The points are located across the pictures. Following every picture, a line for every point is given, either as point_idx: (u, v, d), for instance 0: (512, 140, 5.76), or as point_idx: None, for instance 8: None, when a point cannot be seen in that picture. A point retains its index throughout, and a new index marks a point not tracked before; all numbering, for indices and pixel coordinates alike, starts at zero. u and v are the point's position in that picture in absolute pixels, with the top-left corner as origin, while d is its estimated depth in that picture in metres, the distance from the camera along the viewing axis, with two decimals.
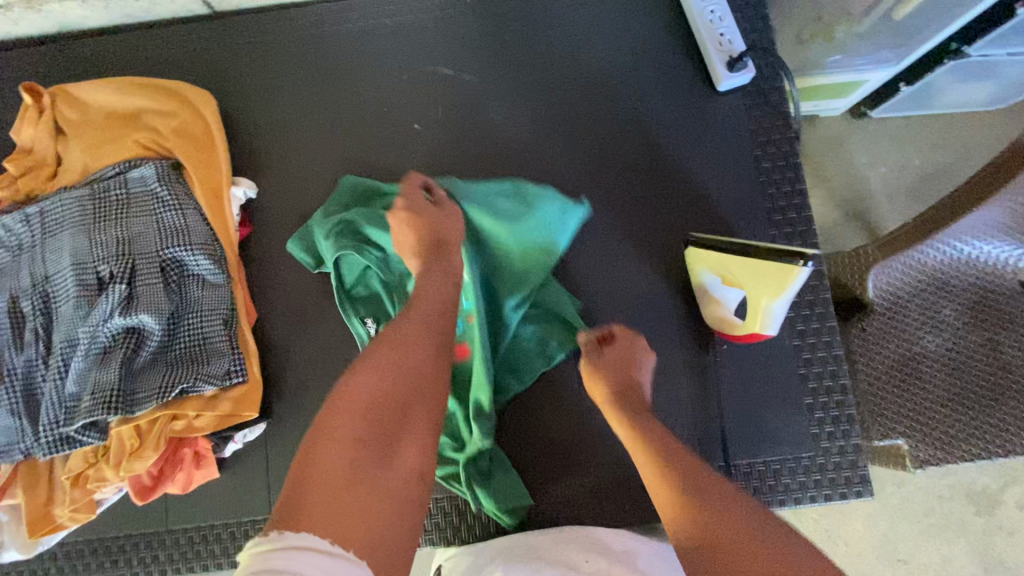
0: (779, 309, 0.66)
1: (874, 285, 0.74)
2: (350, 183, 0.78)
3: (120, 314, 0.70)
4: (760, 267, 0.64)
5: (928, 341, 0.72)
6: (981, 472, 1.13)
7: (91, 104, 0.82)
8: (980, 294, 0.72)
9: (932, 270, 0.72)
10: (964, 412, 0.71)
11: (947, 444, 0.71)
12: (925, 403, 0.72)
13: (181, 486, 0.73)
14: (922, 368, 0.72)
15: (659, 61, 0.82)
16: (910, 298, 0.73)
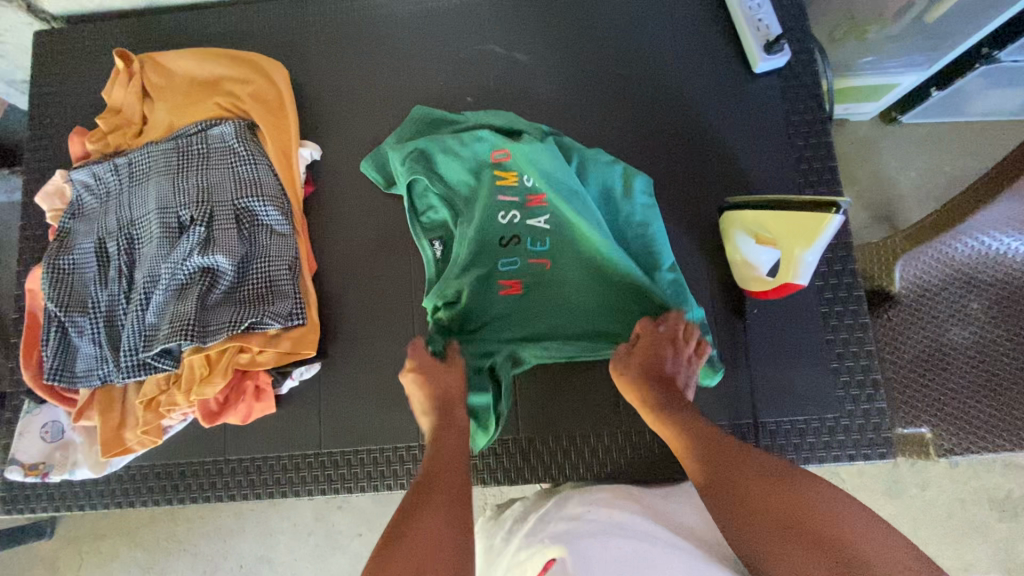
0: (812, 259, 0.69)
1: (901, 274, 0.75)
2: (421, 112, 0.87)
3: (198, 254, 0.77)
4: (795, 221, 0.69)
5: (955, 332, 0.73)
6: (1005, 474, 1.15)
7: (176, 70, 0.91)
8: (1009, 288, 0.73)
9: (960, 262, 0.73)
10: (993, 404, 0.71)
11: (975, 435, 0.70)
12: (953, 394, 0.72)
13: (241, 417, 0.79)
14: (952, 360, 0.72)
15: (700, 45, 0.87)
16: (937, 289, 0.74)
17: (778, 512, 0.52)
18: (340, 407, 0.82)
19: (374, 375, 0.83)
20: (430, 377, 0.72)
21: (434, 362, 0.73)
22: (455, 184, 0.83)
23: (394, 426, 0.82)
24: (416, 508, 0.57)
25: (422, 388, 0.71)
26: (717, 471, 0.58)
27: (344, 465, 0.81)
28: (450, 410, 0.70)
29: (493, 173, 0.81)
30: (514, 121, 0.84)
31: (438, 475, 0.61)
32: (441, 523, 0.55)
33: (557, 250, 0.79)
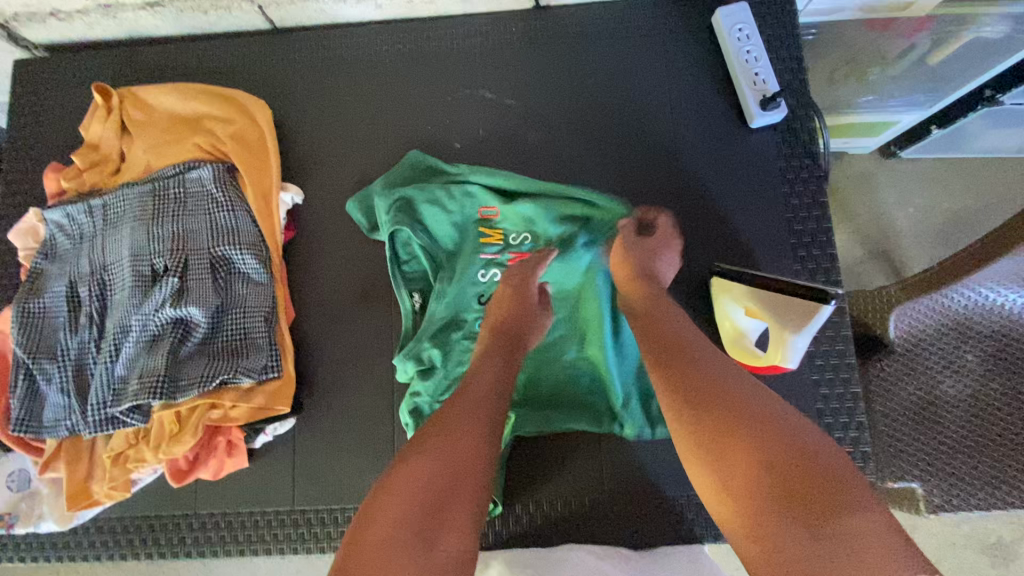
0: (801, 344, 0.66)
1: (895, 325, 0.75)
2: (414, 157, 0.84)
3: (170, 305, 0.75)
4: (786, 302, 0.67)
5: (947, 384, 0.73)
6: (996, 523, 1.14)
7: (156, 107, 0.88)
8: (1005, 341, 0.73)
9: (954, 313, 0.74)
10: (984, 458, 0.71)
11: (965, 490, 0.71)
12: (942, 447, 0.72)
13: (213, 472, 0.77)
14: (942, 413, 0.73)
15: (695, 96, 0.85)
16: (931, 339, 0.74)
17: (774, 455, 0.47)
18: (316, 462, 0.80)
19: (352, 431, 0.81)
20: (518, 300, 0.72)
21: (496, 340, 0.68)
22: (439, 234, 0.82)
23: (369, 484, 0.79)
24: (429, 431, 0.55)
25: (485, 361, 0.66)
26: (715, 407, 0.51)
27: (317, 523, 0.79)
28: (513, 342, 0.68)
29: (480, 231, 0.81)
30: (504, 174, 0.83)
31: (462, 397, 0.59)
32: (458, 442, 0.53)
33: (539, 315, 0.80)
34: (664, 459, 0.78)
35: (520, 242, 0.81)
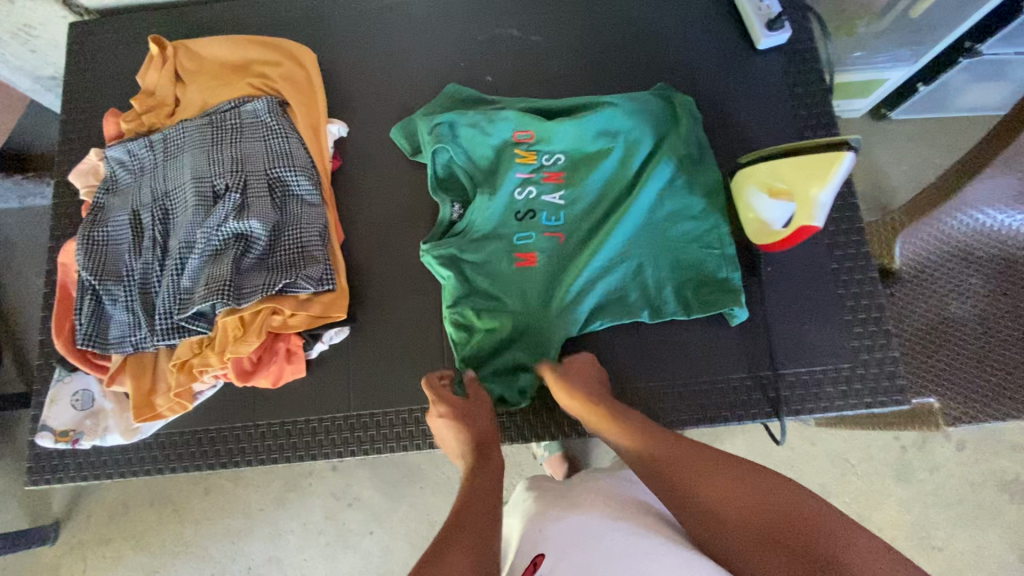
0: (826, 199, 0.70)
1: (902, 251, 0.78)
2: (454, 89, 0.91)
3: (233, 219, 0.80)
4: (807, 164, 0.69)
5: (955, 305, 0.78)
6: (1012, 461, 1.25)
7: (208, 56, 0.95)
8: (1004, 264, 0.79)
9: (956, 236, 0.77)
10: (1000, 375, 0.75)
11: (983, 404, 0.74)
12: (961, 364, 0.76)
13: (272, 379, 0.80)
14: (953, 330, 0.77)
15: (706, 25, 0.93)
16: (938, 263, 0.79)
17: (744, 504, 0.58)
18: (370, 370, 0.84)
19: (403, 339, 0.85)
20: (474, 411, 0.76)
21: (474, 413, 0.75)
22: (476, 155, 0.88)
23: (422, 388, 0.84)
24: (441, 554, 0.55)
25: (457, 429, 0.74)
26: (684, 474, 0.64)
27: (374, 426, 0.83)
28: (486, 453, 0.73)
29: (515, 152, 0.87)
30: (537, 104, 0.89)
31: (465, 524, 0.60)
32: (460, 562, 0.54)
33: (571, 230, 0.86)
34: (699, 350, 0.82)
35: (552, 162, 0.88)
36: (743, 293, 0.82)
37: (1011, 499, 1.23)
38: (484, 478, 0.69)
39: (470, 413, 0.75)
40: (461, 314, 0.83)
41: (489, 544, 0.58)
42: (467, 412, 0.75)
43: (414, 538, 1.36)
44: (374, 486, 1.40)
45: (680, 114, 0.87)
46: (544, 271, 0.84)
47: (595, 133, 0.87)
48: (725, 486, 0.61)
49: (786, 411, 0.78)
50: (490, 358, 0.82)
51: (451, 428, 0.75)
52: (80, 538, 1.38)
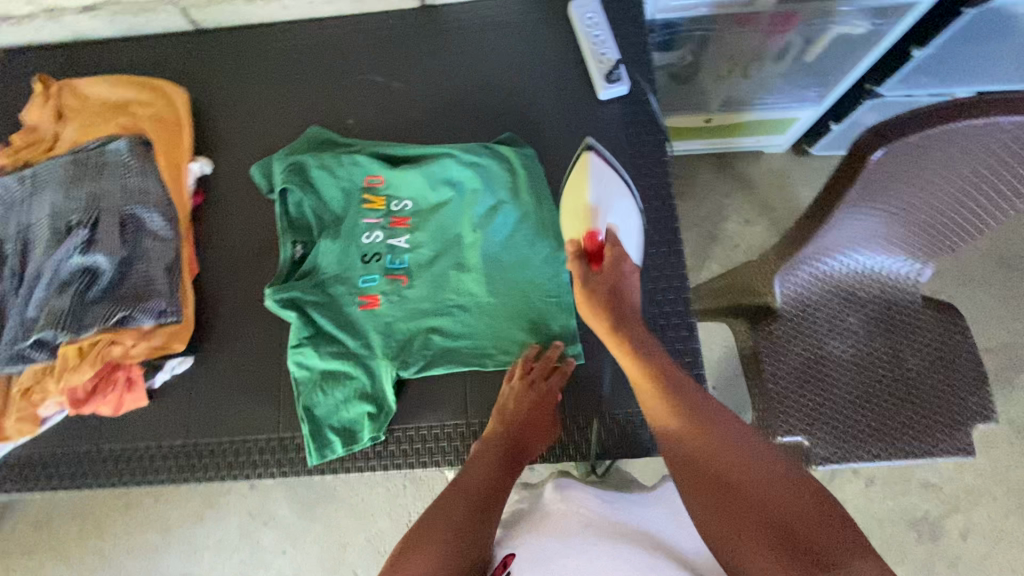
0: (596, 193, 0.85)
1: (782, 290, 1.14)
2: (314, 131, 0.96)
3: (79, 254, 0.84)
4: (578, 177, 0.88)
5: (831, 346, 1.14)
6: (923, 499, 1.29)
7: (89, 94, 1.00)
8: (870, 312, 1.15)
9: (838, 292, 1.16)
10: (851, 398, 1.10)
11: (837, 417, 1.09)
12: (827, 392, 1.11)
13: (112, 407, 0.84)
14: (822, 364, 1.13)
15: (556, 75, 0.98)
16: (818, 313, 1.16)
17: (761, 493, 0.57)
18: (210, 400, 0.88)
19: (243, 371, 0.89)
20: (528, 400, 0.81)
21: (548, 398, 0.82)
22: (328, 198, 0.92)
23: (256, 418, 0.87)
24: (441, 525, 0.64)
25: (530, 409, 0.80)
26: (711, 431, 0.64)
27: (208, 455, 0.86)
28: (518, 457, 0.77)
29: (364, 196, 0.92)
30: (390, 149, 0.94)
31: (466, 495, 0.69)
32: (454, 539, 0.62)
33: (412, 273, 0.89)
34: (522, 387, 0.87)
35: (399, 207, 0.92)
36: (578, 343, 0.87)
37: (919, 538, 1.27)
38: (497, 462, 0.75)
39: (544, 410, 0.81)
40: (301, 354, 0.85)
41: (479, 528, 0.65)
42: (542, 409, 0.81)
43: (324, 559, 1.52)
44: (289, 506, 1.56)
45: (518, 164, 0.91)
46: (381, 313, 0.88)
47: (439, 180, 0.91)
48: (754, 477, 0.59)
49: (612, 447, 0.84)
50: (325, 396, 0.84)
51: (529, 405, 0.80)
52: (22, 544, 1.58)
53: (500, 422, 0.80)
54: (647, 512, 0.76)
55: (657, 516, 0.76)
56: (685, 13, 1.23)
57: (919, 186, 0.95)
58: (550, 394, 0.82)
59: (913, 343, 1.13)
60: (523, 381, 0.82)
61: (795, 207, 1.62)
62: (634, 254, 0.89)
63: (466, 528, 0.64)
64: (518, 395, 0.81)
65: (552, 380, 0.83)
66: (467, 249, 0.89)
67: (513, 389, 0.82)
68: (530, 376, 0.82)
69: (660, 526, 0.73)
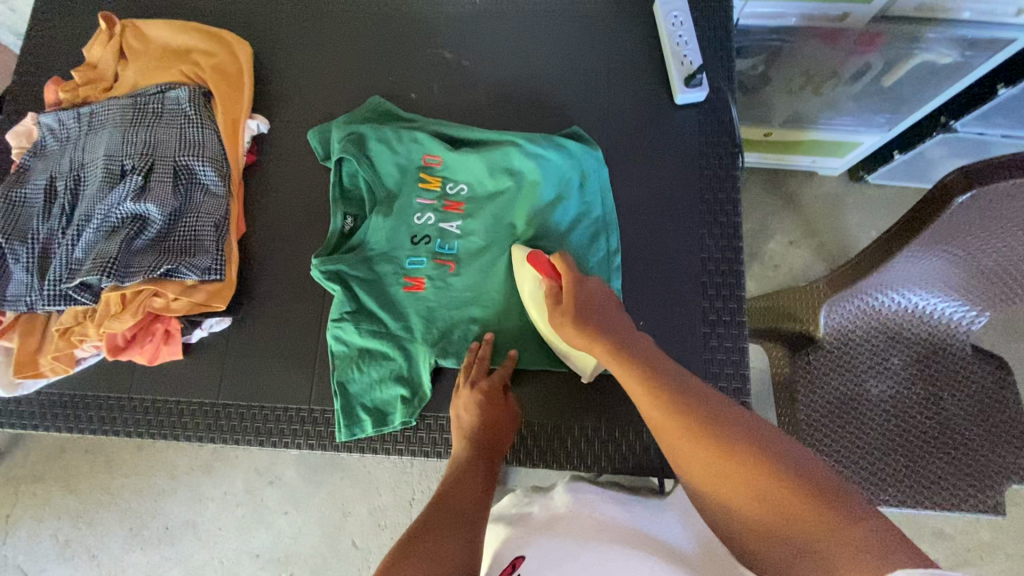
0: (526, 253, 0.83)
1: (827, 320, 1.09)
2: (376, 102, 0.94)
3: (131, 201, 0.83)
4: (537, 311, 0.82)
5: (869, 385, 1.10)
6: (935, 547, 1.27)
7: (152, 37, 0.98)
8: (917, 354, 1.11)
9: (886, 329, 1.12)
10: (880, 439, 1.07)
11: (863, 458, 1.06)
12: (856, 430, 1.08)
13: (148, 357, 0.84)
14: (856, 401, 1.09)
15: (631, 72, 0.94)
16: (862, 349, 1.12)
17: (748, 477, 0.52)
18: (243, 362, 0.87)
19: (280, 338, 0.88)
20: (487, 406, 0.79)
21: (498, 399, 0.80)
22: (383, 172, 0.89)
23: (288, 387, 0.86)
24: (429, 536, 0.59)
25: (488, 415, 0.79)
26: (695, 422, 0.57)
27: (236, 417, 0.85)
28: (493, 460, 0.76)
29: (420, 175, 0.89)
30: (451, 129, 0.91)
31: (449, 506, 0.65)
32: (446, 548, 0.58)
33: (460, 260, 0.87)
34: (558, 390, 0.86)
35: (454, 190, 0.89)
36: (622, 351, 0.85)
37: None
38: (478, 471, 0.73)
39: (498, 408, 0.80)
40: (340, 329, 0.84)
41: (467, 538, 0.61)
42: (495, 406, 0.80)
43: (325, 525, 1.53)
44: (296, 469, 1.57)
45: (583, 161, 0.87)
46: (424, 297, 0.86)
47: (498, 166, 0.88)
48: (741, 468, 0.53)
49: (644, 464, 0.83)
50: (359, 374, 0.83)
51: (480, 409, 0.79)
52: (34, 470, 1.61)
53: (463, 437, 0.78)
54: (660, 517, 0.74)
55: (670, 522, 0.73)
56: (772, 22, 1.19)
57: (999, 233, 0.90)
58: (499, 393, 0.81)
59: (955, 393, 1.09)
60: (474, 389, 0.80)
61: (845, 235, 1.57)
62: (692, 268, 0.86)
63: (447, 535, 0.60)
64: (465, 402, 0.80)
65: (494, 379, 0.81)
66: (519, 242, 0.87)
67: (462, 398, 0.80)
68: (472, 376, 0.81)
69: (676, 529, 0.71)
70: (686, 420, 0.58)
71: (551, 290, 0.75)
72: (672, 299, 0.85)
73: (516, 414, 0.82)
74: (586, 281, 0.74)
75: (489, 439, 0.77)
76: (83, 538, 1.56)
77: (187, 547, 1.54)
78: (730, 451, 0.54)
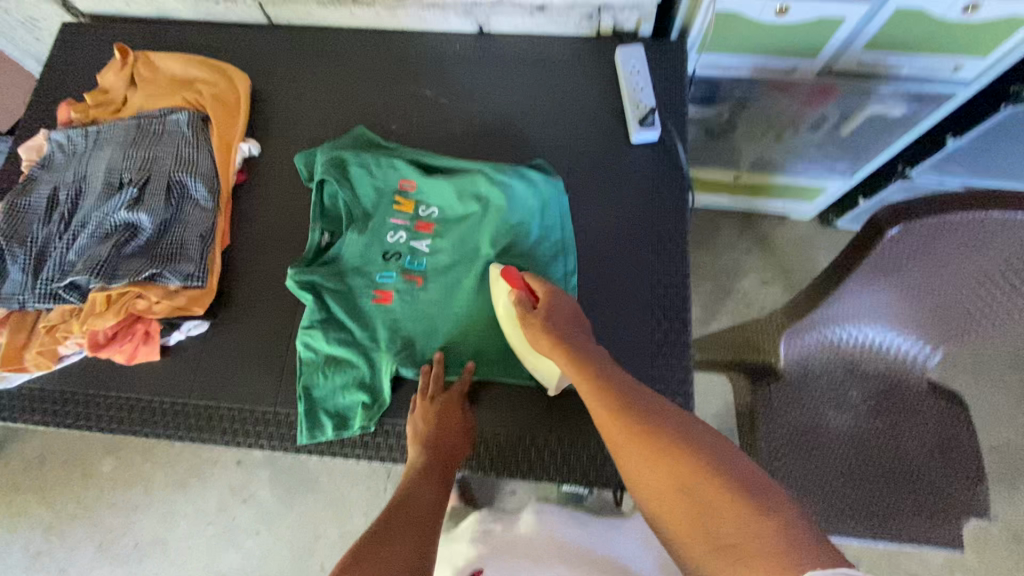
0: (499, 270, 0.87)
1: (784, 349, 1.14)
2: (359, 130, 1.02)
3: (126, 210, 0.90)
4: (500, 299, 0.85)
5: (828, 415, 1.14)
6: None
7: (161, 67, 1.08)
8: (875, 387, 1.15)
9: (843, 362, 1.17)
10: (838, 470, 1.09)
11: (821, 488, 1.08)
12: (815, 459, 1.10)
13: (127, 356, 0.89)
14: (816, 431, 1.12)
15: (593, 113, 1.02)
16: (822, 380, 1.17)
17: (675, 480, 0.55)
18: (217, 366, 0.92)
19: (253, 344, 0.93)
20: (443, 417, 0.84)
21: (456, 414, 0.85)
22: (361, 194, 0.97)
23: (257, 390, 0.91)
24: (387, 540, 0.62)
25: (442, 428, 0.83)
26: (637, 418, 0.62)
27: (206, 417, 0.90)
28: (446, 469, 0.80)
29: (396, 198, 0.97)
30: (428, 157, 0.99)
31: (408, 511, 0.68)
32: (406, 549, 0.61)
33: (427, 277, 0.93)
34: (513, 403, 0.90)
35: (426, 213, 0.96)
36: None
37: None
38: (433, 479, 0.77)
39: (453, 419, 0.84)
40: (309, 335, 0.89)
41: (423, 540, 0.64)
42: (450, 418, 0.84)
43: (295, 547, 1.53)
44: (271, 488, 1.58)
45: (545, 190, 0.94)
46: (391, 309, 0.91)
47: (468, 191, 0.95)
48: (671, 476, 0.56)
49: (590, 476, 0.87)
50: (325, 381, 0.88)
51: (435, 422, 0.83)
52: (11, 480, 1.62)
53: (418, 443, 0.81)
54: (607, 530, 0.85)
55: (614, 538, 0.84)
56: (728, 73, 1.26)
57: (934, 271, 0.96)
58: (455, 407, 0.85)
59: (912, 428, 1.12)
60: (430, 405, 0.85)
61: (814, 275, 1.63)
62: (642, 291, 0.91)
63: (400, 536, 0.63)
64: (422, 412, 0.84)
65: (450, 394, 0.86)
66: (483, 261, 0.93)
67: (419, 411, 0.84)
68: (429, 390, 0.86)
69: (617, 543, 0.82)
70: (628, 418, 0.62)
71: (521, 300, 0.77)
72: (623, 319, 0.90)
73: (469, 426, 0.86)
74: (557, 294, 0.78)
75: (442, 449, 0.81)
76: (52, 551, 1.56)
77: (155, 565, 1.54)
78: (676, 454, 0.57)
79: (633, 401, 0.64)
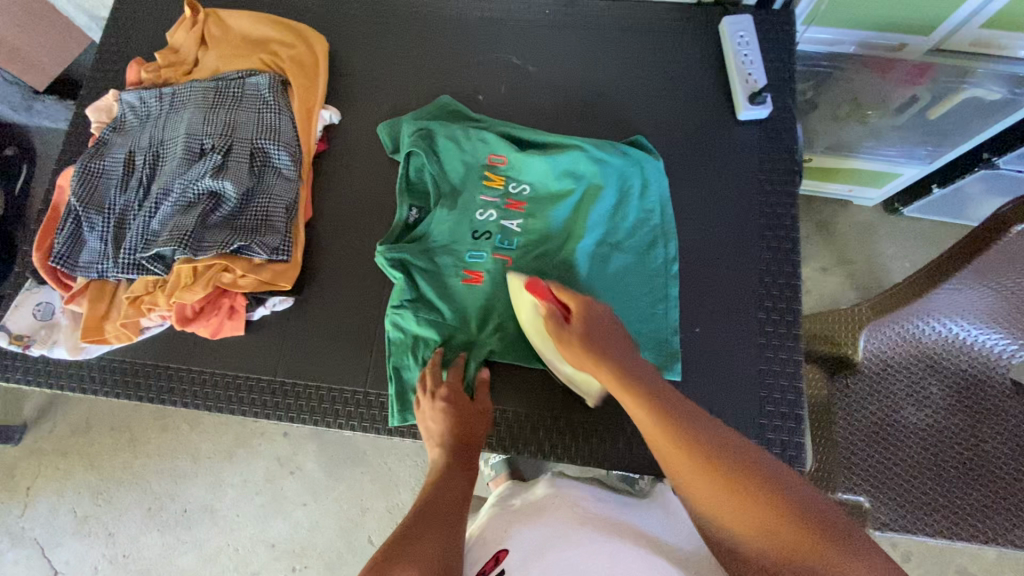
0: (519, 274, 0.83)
1: (867, 344, 1.00)
2: (444, 101, 0.97)
3: (210, 178, 0.87)
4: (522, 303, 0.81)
5: (902, 413, 1.00)
6: None
7: (232, 26, 1.02)
8: (957, 385, 1.01)
9: (926, 357, 1.02)
10: (909, 469, 0.98)
11: (890, 490, 0.97)
12: (884, 460, 0.98)
13: (211, 330, 0.86)
14: (888, 429, 1.00)
15: (696, 87, 0.97)
16: (901, 376, 1.02)
17: (735, 502, 0.54)
18: (302, 343, 0.89)
19: (339, 322, 0.90)
20: (457, 404, 0.80)
21: (466, 401, 0.81)
22: (448, 168, 0.92)
23: (345, 370, 0.88)
24: (415, 539, 0.60)
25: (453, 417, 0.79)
26: (679, 432, 0.60)
27: (293, 396, 0.87)
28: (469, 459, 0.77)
29: (485, 173, 0.92)
30: (513, 130, 0.94)
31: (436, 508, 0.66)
32: (438, 545, 0.60)
33: (520, 257, 0.88)
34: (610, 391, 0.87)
35: (517, 190, 0.91)
36: (680, 355, 0.83)
37: None
38: (454, 473, 0.74)
39: (468, 413, 0.80)
40: (400, 316, 0.86)
41: (449, 531, 0.63)
42: (465, 413, 0.80)
43: (343, 519, 1.53)
44: (317, 460, 1.58)
45: (646, 170, 0.89)
46: (483, 290, 0.87)
47: (563, 167, 0.90)
48: (724, 499, 0.55)
49: None
50: (415, 364, 0.85)
51: (444, 414, 0.79)
52: (58, 444, 1.62)
53: (438, 445, 0.79)
54: (633, 506, 0.75)
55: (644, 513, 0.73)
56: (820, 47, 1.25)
57: None
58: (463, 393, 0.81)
59: (998, 424, 0.99)
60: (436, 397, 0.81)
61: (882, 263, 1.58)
62: (749, 279, 0.87)
63: (428, 536, 0.61)
64: (433, 412, 0.80)
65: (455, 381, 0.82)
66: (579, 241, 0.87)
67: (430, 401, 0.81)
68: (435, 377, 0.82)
69: (647, 520, 0.71)
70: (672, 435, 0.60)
71: (551, 313, 0.74)
72: (730, 308, 0.86)
73: (488, 410, 0.82)
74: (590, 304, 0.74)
75: (457, 434, 0.78)
76: (101, 515, 1.57)
77: (204, 531, 1.55)
78: (722, 466, 0.56)
79: (669, 409, 0.62)
